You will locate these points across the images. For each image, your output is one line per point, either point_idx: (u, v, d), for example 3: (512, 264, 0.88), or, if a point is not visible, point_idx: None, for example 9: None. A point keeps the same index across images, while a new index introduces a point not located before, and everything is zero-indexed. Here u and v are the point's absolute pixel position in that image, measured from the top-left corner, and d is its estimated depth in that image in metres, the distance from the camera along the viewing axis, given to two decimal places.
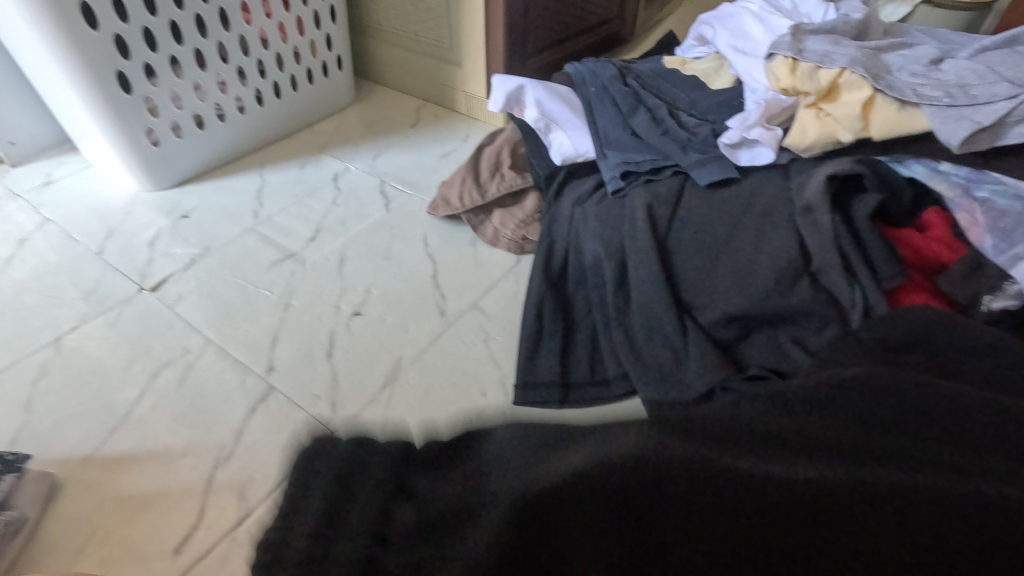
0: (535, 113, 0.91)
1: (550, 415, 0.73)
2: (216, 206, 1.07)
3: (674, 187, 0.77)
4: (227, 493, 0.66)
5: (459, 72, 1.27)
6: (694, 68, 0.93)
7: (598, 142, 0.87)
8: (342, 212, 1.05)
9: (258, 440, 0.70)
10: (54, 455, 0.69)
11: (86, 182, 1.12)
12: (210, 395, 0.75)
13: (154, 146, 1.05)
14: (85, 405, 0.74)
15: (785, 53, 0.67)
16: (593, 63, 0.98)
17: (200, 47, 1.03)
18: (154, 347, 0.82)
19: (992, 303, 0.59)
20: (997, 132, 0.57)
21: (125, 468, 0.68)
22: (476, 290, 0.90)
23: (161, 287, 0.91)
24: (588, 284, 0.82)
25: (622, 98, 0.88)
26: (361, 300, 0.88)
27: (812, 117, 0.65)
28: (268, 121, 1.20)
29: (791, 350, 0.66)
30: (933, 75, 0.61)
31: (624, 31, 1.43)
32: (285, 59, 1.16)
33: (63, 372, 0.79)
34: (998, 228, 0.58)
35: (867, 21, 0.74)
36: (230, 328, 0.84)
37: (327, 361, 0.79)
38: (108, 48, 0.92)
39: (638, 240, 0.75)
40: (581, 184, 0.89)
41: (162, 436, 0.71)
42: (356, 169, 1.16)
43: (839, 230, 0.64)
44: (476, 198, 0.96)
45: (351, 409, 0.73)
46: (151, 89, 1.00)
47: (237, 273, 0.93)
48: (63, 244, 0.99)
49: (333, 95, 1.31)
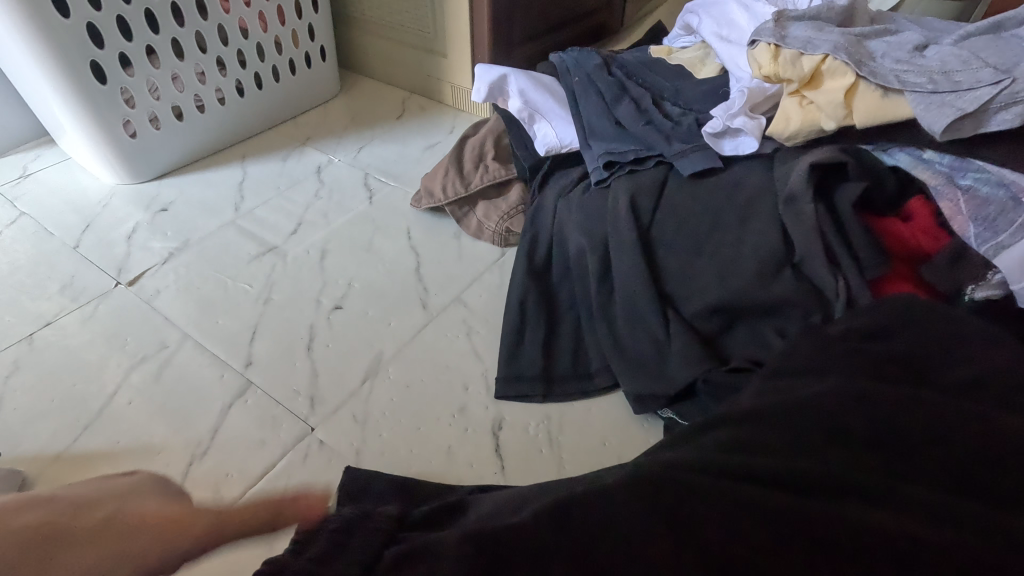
0: (518, 103, 0.90)
1: (532, 409, 0.72)
2: (196, 199, 1.05)
3: (657, 177, 0.76)
4: (202, 489, 0.65)
5: (444, 62, 1.25)
6: (680, 57, 0.92)
7: (582, 132, 0.86)
8: (324, 205, 1.04)
9: (235, 436, 0.69)
10: (24, 453, 0.68)
11: (64, 175, 1.09)
12: (187, 391, 0.74)
13: (132, 138, 1.03)
14: (58, 402, 0.73)
15: (767, 40, 0.65)
16: (577, 52, 0.96)
17: (177, 36, 1.01)
18: (128, 343, 0.80)
19: (975, 293, 0.59)
20: (980, 119, 0.56)
21: (98, 465, 0.67)
22: (459, 283, 0.89)
23: (138, 282, 0.89)
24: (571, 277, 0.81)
25: (606, 87, 0.87)
26: (342, 293, 0.86)
27: (795, 106, 0.65)
28: (250, 113, 1.18)
29: (773, 341, 0.65)
30: (916, 62, 0.60)
31: (612, 21, 1.41)
32: (266, 49, 1.14)
33: (36, 368, 0.77)
34: (982, 217, 0.58)
35: (852, 8, 0.73)
36: (208, 322, 0.82)
37: (307, 355, 0.78)
38: (81, 37, 0.90)
39: (621, 231, 0.74)
40: (565, 175, 0.88)
41: (136, 433, 0.69)
42: (339, 161, 1.14)
43: (822, 219, 0.63)
44: (460, 190, 0.95)
45: (330, 404, 0.72)
46: (127, 80, 0.98)
47: (216, 267, 0.91)
48: (39, 239, 0.97)
49: (317, 86, 1.29)
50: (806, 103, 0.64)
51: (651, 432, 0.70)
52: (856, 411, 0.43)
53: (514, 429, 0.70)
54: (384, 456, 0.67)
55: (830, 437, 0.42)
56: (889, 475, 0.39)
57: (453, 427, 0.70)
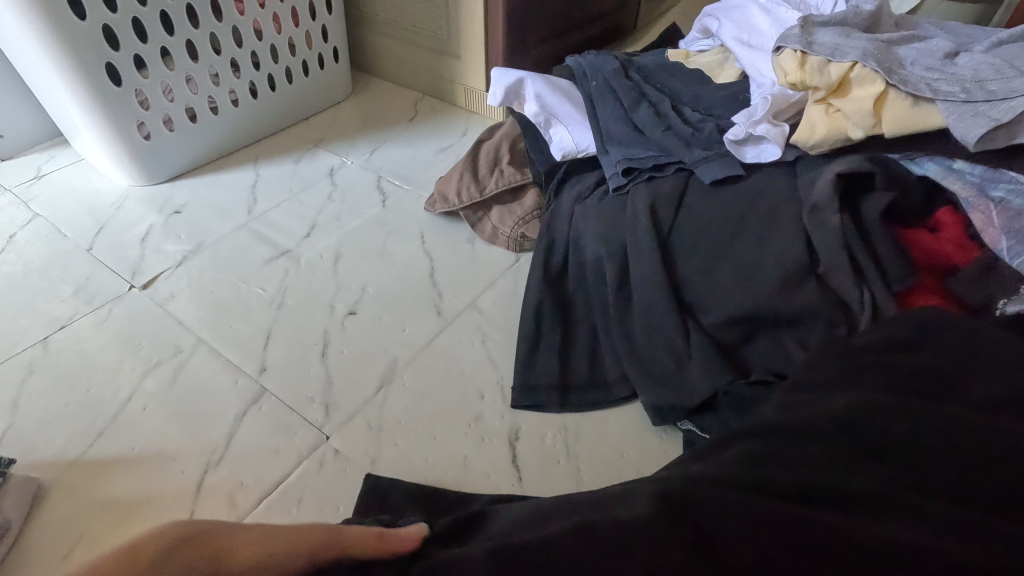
0: (535, 107, 0.89)
1: (548, 419, 0.71)
2: (209, 201, 1.05)
3: (677, 184, 0.75)
4: (217, 497, 0.64)
5: (457, 65, 1.24)
6: (698, 62, 0.91)
7: (600, 138, 0.85)
8: (337, 208, 1.03)
9: (249, 443, 0.69)
10: (39, 459, 0.67)
11: (77, 176, 1.09)
12: (201, 397, 0.73)
13: (145, 140, 1.03)
14: (73, 407, 0.73)
15: (793, 46, 0.64)
16: (594, 55, 0.95)
17: (191, 38, 1.00)
18: (142, 348, 0.80)
19: (1006, 306, 0.56)
20: (1015, 129, 0.55)
21: (112, 472, 0.66)
22: (474, 289, 0.88)
23: (152, 285, 0.89)
24: (588, 284, 0.80)
25: (624, 92, 0.86)
26: (355, 299, 0.86)
27: (821, 115, 0.63)
28: (263, 115, 1.18)
29: (795, 354, 0.64)
30: (948, 70, 0.59)
31: (626, 23, 1.40)
32: (280, 51, 1.14)
33: (50, 372, 0.77)
34: (1014, 230, 0.56)
35: (878, 13, 0.71)
36: (221, 327, 0.82)
37: (321, 361, 0.77)
38: (96, 39, 0.90)
39: (640, 239, 0.73)
40: (582, 180, 0.87)
41: (151, 439, 0.69)
42: (352, 164, 1.14)
43: (847, 230, 0.62)
44: (475, 194, 0.94)
45: (345, 412, 0.72)
46: (142, 81, 0.98)
47: (229, 270, 0.91)
48: (53, 241, 0.97)
49: (330, 89, 1.28)
50: (832, 112, 0.63)
51: (670, 444, 0.69)
52: (883, 426, 0.42)
53: (530, 439, 0.69)
54: (399, 466, 0.67)
55: (858, 453, 0.41)
56: (909, 489, 0.38)
57: (468, 436, 0.69)
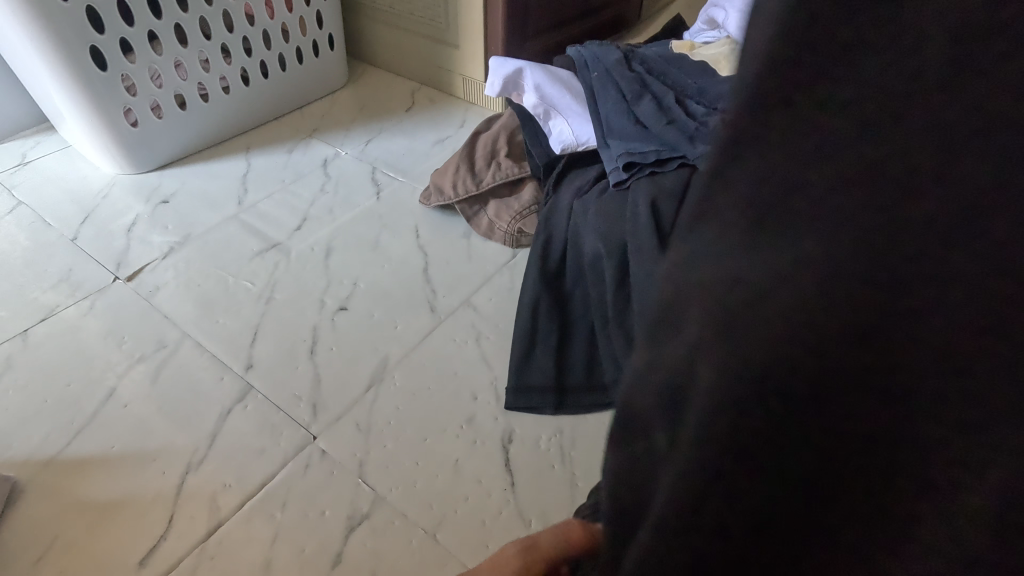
0: (535, 98, 0.87)
1: (542, 422, 0.69)
2: (198, 190, 1.02)
3: (681, 180, 0.73)
4: (198, 500, 0.62)
5: (455, 54, 1.21)
6: (703, 53, 0.88)
7: (601, 131, 0.82)
8: (330, 199, 1.00)
9: (234, 442, 0.67)
10: (15, 458, 0.65)
11: (62, 163, 1.06)
12: (185, 394, 0.71)
13: (133, 127, 1.00)
14: (52, 403, 0.70)
15: None
16: (597, 45, 0.92)
17: (180, 22, 0.97)
18: (125, 342, 0.77)
19: None
20: None
21: (90, 471, 0.64)
22: (469, 285, 0.85)
23: (137, 277, 0.86)
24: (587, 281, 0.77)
25: (627, 84, 0.82)
26: (347, 294, 0.83)
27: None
28: (255, 102, 1.14)
29: None
30: None
31: (629, 14, 1.37)
32: (272, 37, 1.11)
33: (29, 366, 0.74)
34: None
35: None
36: (208, 321, 0.80)
37: (310, 359, 0.75)
38: (80, 21, 0.87)
39: (641, 237, 0.70)
40: (582, 175, 0.84)
41: (131, 437, 0.67)
42: (346, 155, 1.11)
43: None
44: (471, 187, 0.91)
45: (334, 412, 0.69)
46: (128, 66, 0.95)
47: (217, 263, 0.89)
48: (37, 230, 0.94)
49: (325, 77, 1.25)
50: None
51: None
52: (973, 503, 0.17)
53: (523, 444, 0.67)
54: (388, 470, 0.64)
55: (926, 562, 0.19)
56: None
57: (460, 439, 0.67)
